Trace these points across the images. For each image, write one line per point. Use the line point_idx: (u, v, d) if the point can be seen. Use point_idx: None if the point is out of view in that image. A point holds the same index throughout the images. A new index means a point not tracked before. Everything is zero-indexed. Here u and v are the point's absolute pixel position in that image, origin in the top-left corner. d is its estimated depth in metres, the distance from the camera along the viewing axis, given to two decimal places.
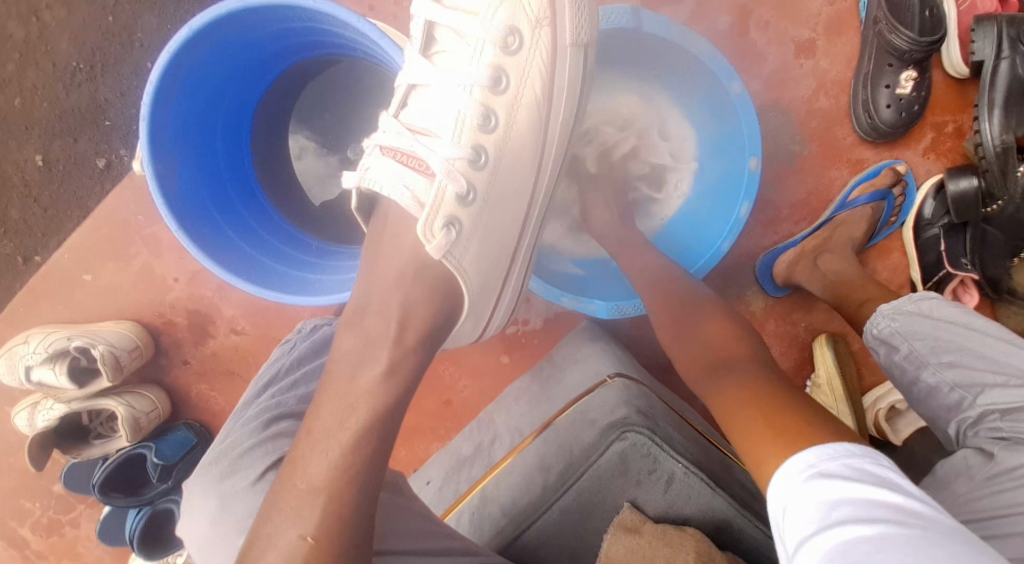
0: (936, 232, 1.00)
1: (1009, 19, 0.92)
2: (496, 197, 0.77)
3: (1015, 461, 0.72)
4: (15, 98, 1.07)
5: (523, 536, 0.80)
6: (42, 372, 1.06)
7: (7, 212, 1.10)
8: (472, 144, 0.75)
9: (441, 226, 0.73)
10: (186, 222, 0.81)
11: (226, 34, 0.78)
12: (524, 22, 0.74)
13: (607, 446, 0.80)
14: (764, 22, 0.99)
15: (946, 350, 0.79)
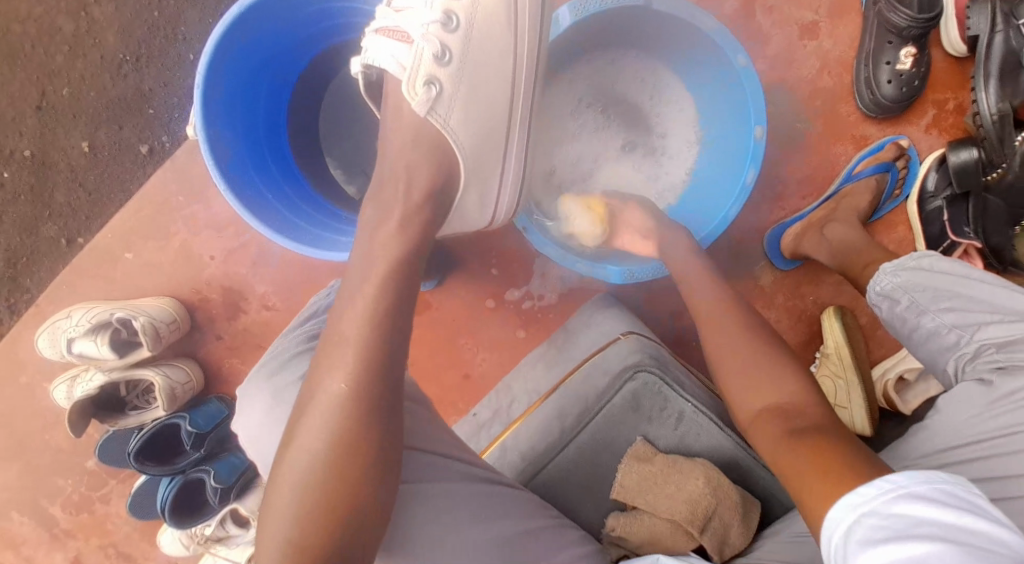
0: (938, 204, 1.04)
1: None
2: (476, 58, 0.79)
3: (1014, 384, 0.76)
4: (63, 88, 1.12)
5: (544, 471, 0.87)
6: (84, 344, 1.11)
7: (54, 196, 1.16)
8: (445, 11, 0.78)
9: (423, 84, 0.77)
10: (234, 187, 0.86)
11: (267, 10, 0.84)
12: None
13: (621, 386, 0.87)
14: (769, 5, 1.05)
15: (940, 297, 0.84)
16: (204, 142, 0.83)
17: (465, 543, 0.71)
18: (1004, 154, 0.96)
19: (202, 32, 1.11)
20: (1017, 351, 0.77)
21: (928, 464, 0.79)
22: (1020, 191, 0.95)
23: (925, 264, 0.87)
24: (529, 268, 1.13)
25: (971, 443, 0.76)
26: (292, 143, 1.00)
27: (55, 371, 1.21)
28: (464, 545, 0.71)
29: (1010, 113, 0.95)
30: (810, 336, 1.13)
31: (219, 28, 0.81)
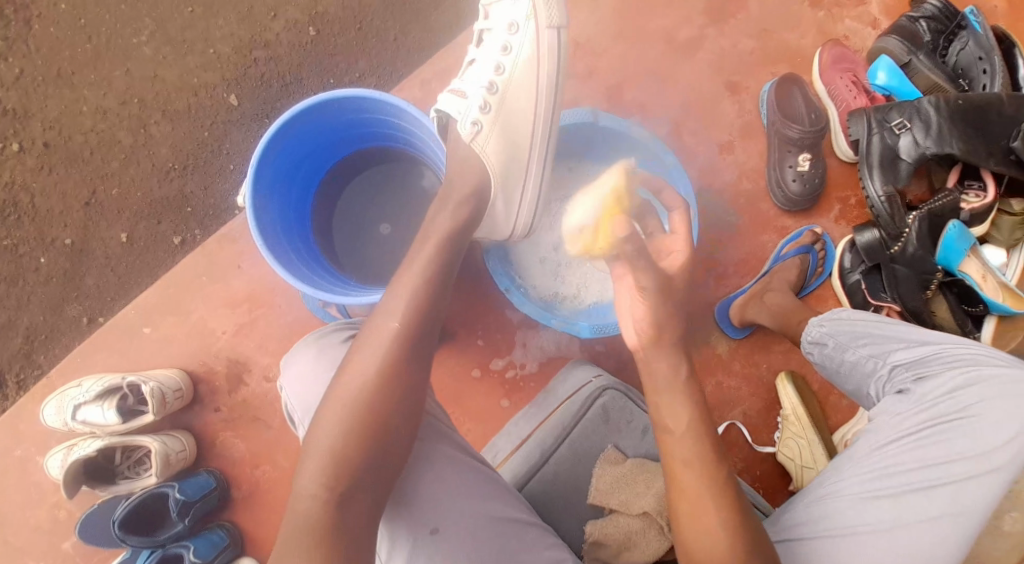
0: (856, 278, 1.28)
1: (875, 108, 1.21)
2: (512, 113, 1.01)
3: (924, 388, 0.91)
4: (113, 188, 1.34)
5: (530, 484, 0.97)
6: (89, 410, 1.19)
7: (84, 279, 1.32)
8: (497, 75, 1.01)
9: (470, 125, 1.00)
10: (271, 244, 1.03)
11: (316, 117, 1.07)
12: (520, 15, 1.01)
13: (592, 402, 1.00)
14: (694, 129, 1.33)
15: (859, 336, 1.00)
16: (250, 211, 1.01)
17: (455, 508, 0.85)
18: (900, 231, 1.19)
19: (242, 147, 1.35)
20: (923, 368, 0.93)
21: (867, 457, 0.89)
22: (919, 260, 1.18)
23: (843, 315, 1.04)
24: (512, 339, 1.28)
25: (901, 437, 0.89)
26: (314, 222, 1.21)
27: (51, 442, 1.26)
28: (465, 512, 0.86)
29: (895, 195, 1.19)
30: (759, 400, 1.28)
31: (277, 121, 1.02)
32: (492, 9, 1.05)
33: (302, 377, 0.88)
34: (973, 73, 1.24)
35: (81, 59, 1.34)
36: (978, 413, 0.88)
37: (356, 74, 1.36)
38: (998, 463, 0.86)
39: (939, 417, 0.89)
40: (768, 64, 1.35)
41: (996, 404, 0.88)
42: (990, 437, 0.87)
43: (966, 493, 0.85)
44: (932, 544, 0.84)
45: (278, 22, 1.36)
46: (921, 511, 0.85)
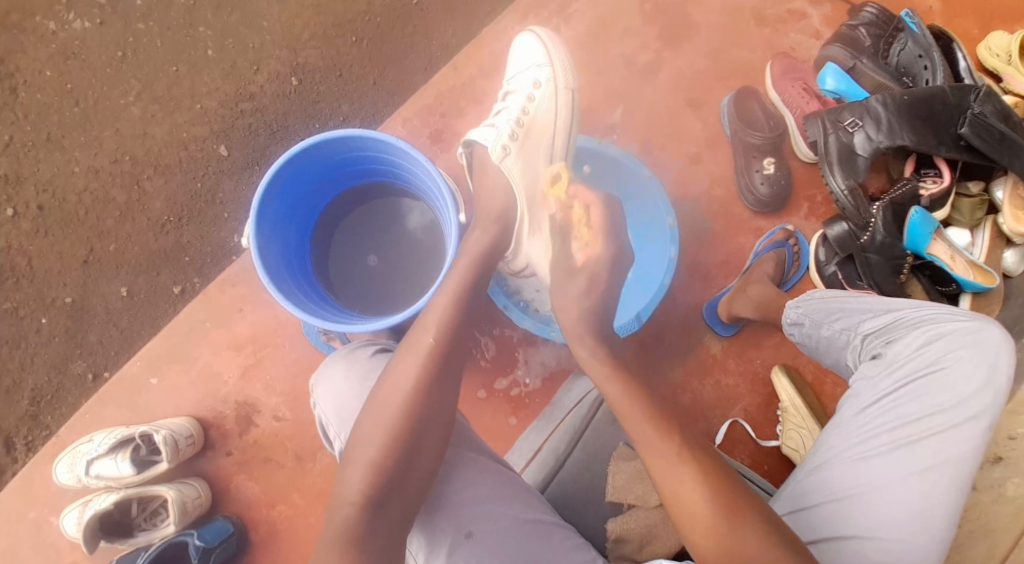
0: (833, 269, 1.34)
1: (827, 110, 1.27)
2: (528, 147, 1.16)
3: (896, 351, 0.95)
4: (110, 245, 1.38)
5: (548, 489, 1.02)
6: (103, 464, 1.20)
7: (88, 336, 1.35)
8: (520, 116, 1.16)
9: (500, 150, 1.13)
10: (276, 283, 1.06)
11: (314, 156, 1.12)
12: (543, 75, 1.18)
13: (598, 404, 1.05)
14: (665, 144, 1.40)
15: (832, 313, 1.04)
16: (255, 251, 1.04)
17: (485, 514, 0.90)
18: (867, 221, 1.25)
19: (235, 196, 1.39)
20: (892, 332, 0.97)
21: (852, 425, 0.93)
22: (888, 246, 1.25)
23: (814, 297, 1.09)
24: (514, 357, 1.32)
25: (881, 400, 0.93)
26: (312, 263, 1.25)
27: (64, 501, 1.26)
28: (489, 517, 0.90)
29: (858, 188, 1.25)
30: (755, 394, 1.34)
31: (275, 165, 1.07)
32: (515, 75, 1.22)
33: (350, 390, 0.98)
34: (916, 70, 1.33)
35: (70, 122, 1.40)
36: (948, 365, 0.91)
37: (340, 117, 1.41)
38: (975, 411, 0.89)
39: (914, 375, 0.92)
40: (729, 78, 1.43)
41: (962, 356, 0.91)
42: (963, 387, 0.90)
43: (950, 443, 0.88)
44: (927, 495, 0.87)
45: (261, 75, 1.41)
46: (911, 465, 0.88)
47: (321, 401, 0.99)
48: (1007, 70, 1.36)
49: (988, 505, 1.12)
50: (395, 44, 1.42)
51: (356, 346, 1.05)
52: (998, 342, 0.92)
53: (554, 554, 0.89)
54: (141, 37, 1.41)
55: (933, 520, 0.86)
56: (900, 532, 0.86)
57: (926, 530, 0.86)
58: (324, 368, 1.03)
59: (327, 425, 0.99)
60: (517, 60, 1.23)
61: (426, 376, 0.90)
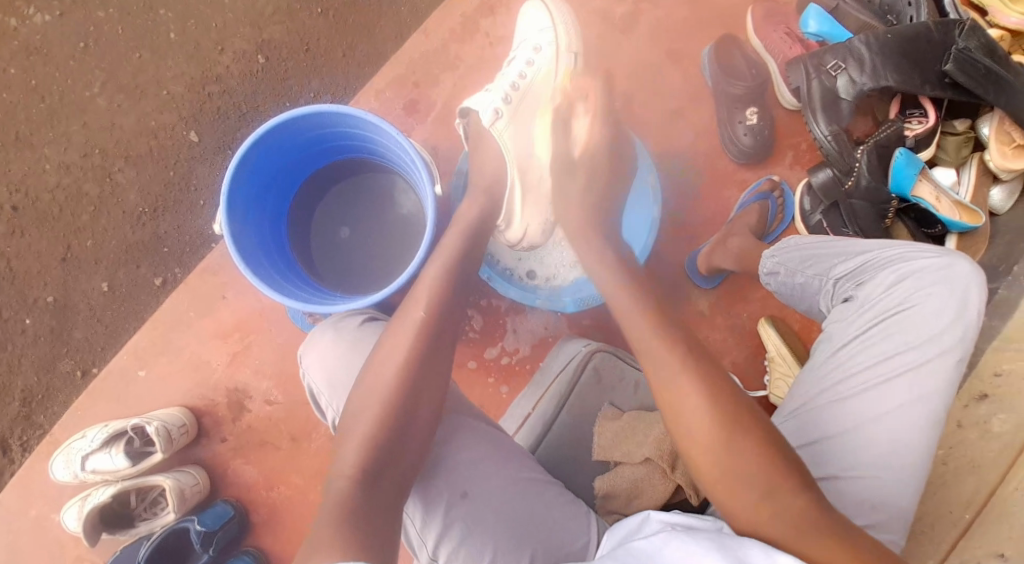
0: (818, 218, 1.32)
1: (810, 55, 1.25)
2: (521, 117, 1.13)
3: (867, 292, 0.95)
4: (88, 240, 1.37)
5: (537, 453, 1.04)
6: (99, 457, 1.21)
7: (73, 333, 1.35)
8: (517, 86, 1.12)
9: (493, 114, 1.11)
10: (252, 268, 1.05)
11: (278, 135, 1.09)
12: (545, 38, 1.13)
13: (585, 366, 1.08)
14: (641, 100, 1.38)
15: (806, 258, 1.03)
16: (228, 237, 1.02)
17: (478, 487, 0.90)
18: (852, 165, 1.23)
19: (210, 182, 1.38)
20: (863, 273, 0.97)
21: (827, 368, 0.93)
22: (873, 190, 1.23)
23: (788, 244, 1.08)
24: (502, 326, 1.31)
25: (854, 341, 0.92)
26: (291, 246, 1.24)
27: (63, 496, 1.27)
28: (487, 487, 0.90)
29: (841, 133, 1.23)
30: (745, 347, 1.33)
31: (242, 150, 1.05)
32: (519, 36, 1.17)
33: (341, 363, 0.98)
34: (899, 9, 1.29)
35: (37, 119, 1.39)
36: (918, 303, 0.91)
37: (311, 94, 1.39)
38: (947, 345, 0.89)
39: (885, 314, 0.92)
40: (705, 28, 1.39)
41: (933, 292, 0.91)
42: (935, 322, 0.90)
43: (925, 378, 0.88)
44: (904, 432, 0.87)
45: (226, 56, 1.39)
46: (885, 404, 0.88)
47: (309, 370, 1.00)
48: (992, 4, 1.32)
49: (976, 441, 1.13)
50: (360, 17, 1.40)
51: (344, 315, 1.06)
52: (968, 276, 0.91)
53: (554, 518, 0.91)
54: (102, 25, 1.39)
55: (910, 456, 0.86)
56: (877, 471, 0.86)
57: (902, 467, 0.86)
58: (312, 337, 1.03)
59: (316, 391, 1.00)
60: (525, 20, 1.16)
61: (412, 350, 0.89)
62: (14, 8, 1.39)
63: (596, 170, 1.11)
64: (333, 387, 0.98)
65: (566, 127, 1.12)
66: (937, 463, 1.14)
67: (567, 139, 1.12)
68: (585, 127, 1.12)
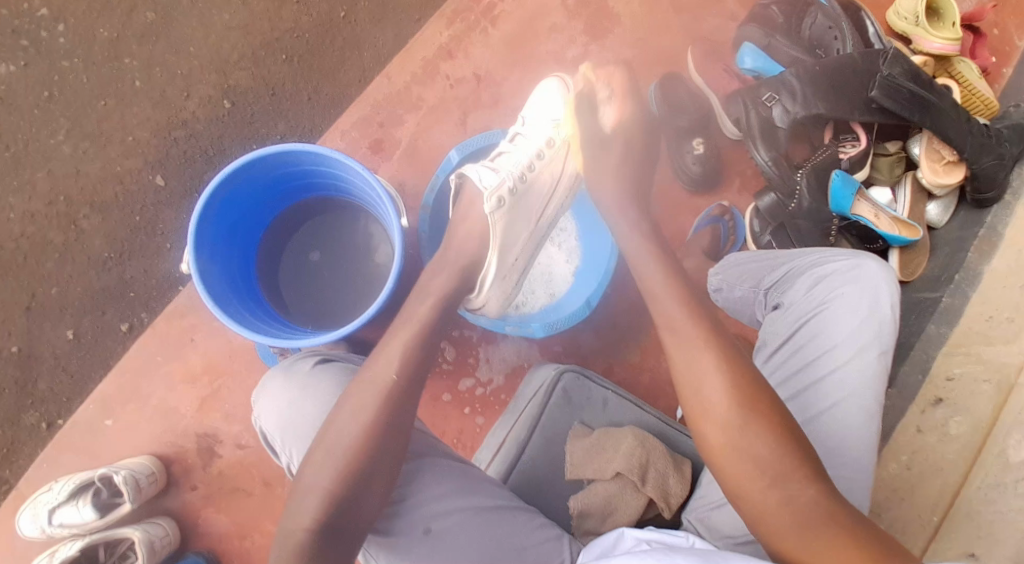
0: (767, 238, 1.38)
1: (747, 89, 1.32)
2: (515, 210, 1.11)
3: (790, 299, 1.00)
4: (52, 289, 1.36)
5: (511, 479, 1.04)
6: (65, 512, 1.18)
7: (38, 384, 1.34)
8: (520, 173, 1.12)
9: (495, 198, 1.08)
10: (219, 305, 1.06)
11: (246, 174, 1.11)
12: (556, 133, 1.15)
13: (554, 388, 1.10)
14: None
15: (740, 273, 1.10)
16: (196, 278, 1.03)
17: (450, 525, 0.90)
18: (793, 188, 1.29)
19: (177, 226, 1.39)
20: (786, 282, 1.02)
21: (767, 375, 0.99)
22: (816, 211, 1.29)
23: (726, 262, 1.14)
24: (473, 357, 1.33)
25: (784, 347, 0.98)
26: (258, 285, 1.25)
27: (29, 554, 1.24)
28: (446, 510, 0.91)
29: (780, 159, 1.28)
30: None
31: (208, 191, 1.07)
32: (528, 121, 1.18)
33: (292, 409, 0.97)
34: (827, 41, 1.38)
35: (1, 169, 1.39)
36: (833, 303, 0.95)
37: (278, 136, 1.42)
38: (865, 341, 0.93)
39: (807, 317, 0.96)
40: (654, 63, 1.47)
41: (846, 292, 0.95)
42: (851, 321, 0.94)
43: (846, 377, 0.92)
44: (836, 430, 0.91)
45: (192, 102, 1.42)
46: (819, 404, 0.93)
47: (262, 416, 0.99)
48: (916, 31, 1.42)
49: (934, 445, 1.18)
50: (326, 60, 1.44)
51: (298, 357, 1.04)
52: (877, 273, 0.96)
53: (522, 534, 0.92)
54: (67, 75, 1.41)
55: (842, 453, 0.91)
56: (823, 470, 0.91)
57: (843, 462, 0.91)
58: (266, 382, 1.01)
59: (272, 440, 0.99)
60: (535, 105, 1.20)
61: (379, 393, 0.90)
62: None
63: (631, 143, 1.10)
64: (285, 436, 0.97)
65: (591, 109, 1.10)
66: (901, 470, 1.18)
67: (596, 119, 1.10)
68: (611, 111, 1.10)
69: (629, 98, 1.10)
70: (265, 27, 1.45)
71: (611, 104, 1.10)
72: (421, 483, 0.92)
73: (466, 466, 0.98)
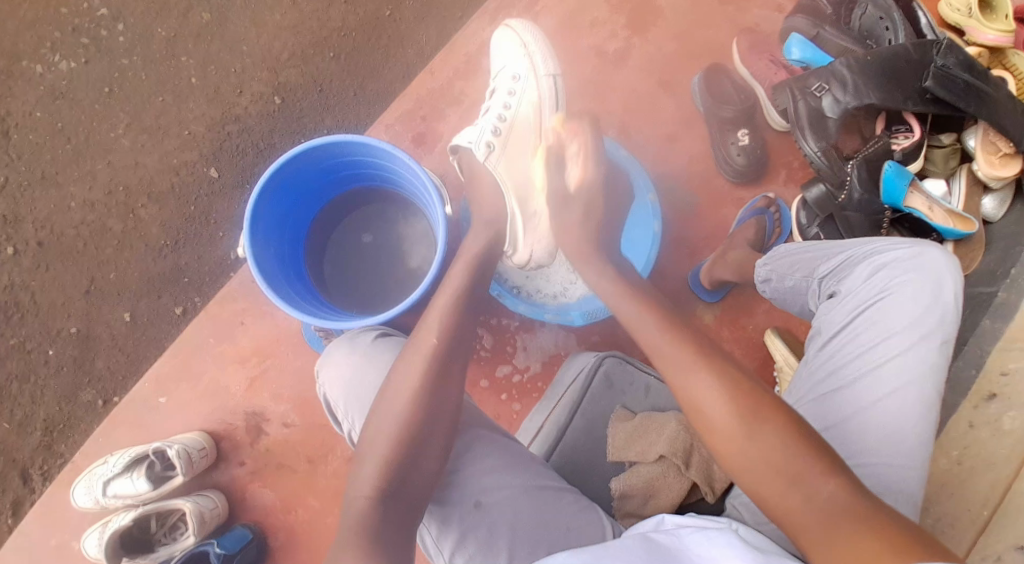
0: (815, 231, 1.36)
1: (794, 79, 1.30)
2: (511, 147, 1.18)
3: (849, 286, 1.00)
4: (111, 272, 1.42)
5: (553, 458, 1.05)
6: (120, 483, 1.22)
7: (97, 363, 1.39)
8: (501, 118, 1.19)
9: (485, 147, 1.17)
10: (272, 287, 1.09)
11: (299, 164, 1.15)
12: (520, 69, 1.21)
13: (596, 371, 1.12)
14: (639, 127, 1.44)
15: (792, 263, 1.09)
16: (250, 259, 1.06)
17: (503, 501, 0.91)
18: (842, 180, 1.28)
19: (228, 214, 1.43)
20: (843, 270, 1.02)
21: (825, 360, 0.98)
22: (867, 202, 1.27)
23: (774, 252, 1.13)
24: (513, 344, 1.34)
25: (843, 333, 0.97)
26: (308, 269, 1.29)
27: (84, 524, 1.28)
28: (497, 485, 0.92)
29: (829, 149, 1.27)
30: (752, 360, 1.37)
31: (263, 179, 1.10)
32: (497, 75, 1.25)
33: (357, 377, 0.99)
34: (878, 32, 1.35)
35: (63, 159, 1.45)
36: (895, 290, 0.97)
37: (325, 130, 1.46)
38: (928, 329, 0.94)
39: (868, 304, 0.97)
40: (697, 56, 1.47)
41: (909, 280, 0.97)
42: (914, 309, 0.95)
43: (909, 363, 0.93)
44: (898, 415, 0.92)
45: (243, 96, 1.46)
46: (883, 389, 0.93)
47: (326, 385, 1.02)
48: (970, 23, 1.38)
49: (987, 441, 1.14)
50: (370, 56, 1.47)
51: (356, 333, 1.08)
52: (939, 261, 0.98)
53: (566, 516, 0.92)
54: (126, 71, 1.47)
55: (906, 439, 0.91)
56: (883, 455, 0.91)
57: (905, 448, 0.91)
58: (327, 353, 1.04)
59: (336, 408, 1.01)
60: (500, 57, 1.26)
61: (425, 374, 0.92)
62: (40, 56, 1.47)
63: (592, 206, 1.07)
64: (350, 403, 0.99)
65: (561, 164, 1.11)
66: (952, 465, 1.15)
67: (561, 177, 1.10)
68: (578, 168, 1.09)
69: (592, 157, 1.08)
70: (313, 24, 1.48)
71: (579, 160, 1.09)
72: (472, 457, 0.94)
73: (516, 444, 1.00)
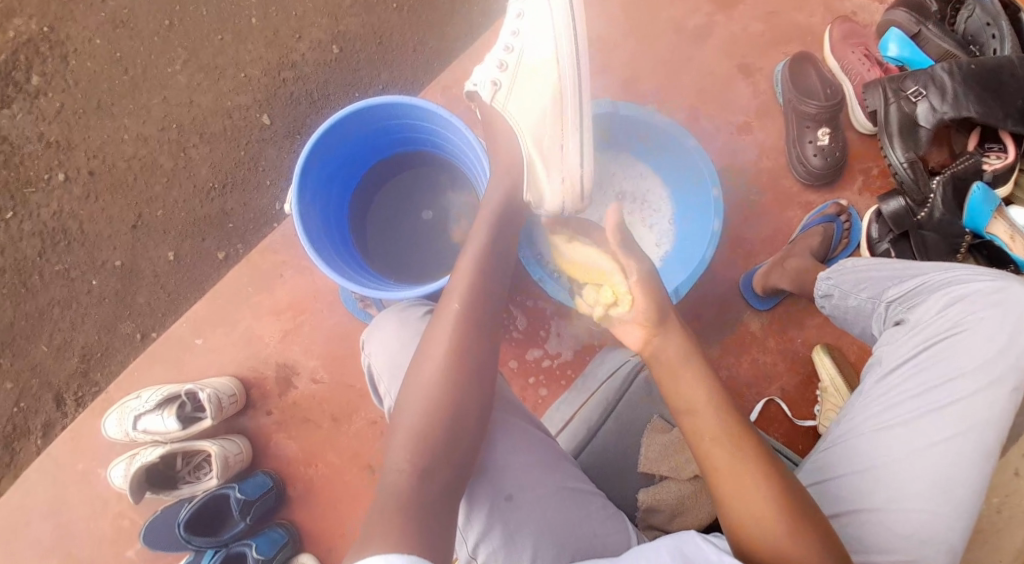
0: (885, 247, 1.27)
1: (889, 78, 1.22)
2: (522, 82, 1.09)
3: (920, 315, 0.96)
4: (159, 210, 1.43)
5: (581, 457, 1.05)
6: (150, 419, 1.25)
7: (137, 298, 1.42)
8: (511, 51, 1.10)
9: (491, 86, 1.11)
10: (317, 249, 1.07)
11: (344, 131, 1.13)
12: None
13: (634, 376, 1.09)
14: (709, 114, 1.36)
15: (860, 282, 1.05)
16: (296, 217, 1.05)
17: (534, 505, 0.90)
18: (926, 196, 1.20)
19: (277, 163, 1.42)
20: (915, 297, 0.98)
21: (883, 391, 0.94)
22: (947, 224, 1.18)
23: (840, 266, 1.09)
24: (547, 329, 1.32)
25: (907, 366, 0.94)
26: (351, 233, 1.27)
27: (113, 454, 1.32)
28: (533, 483, 0.92)
29: (916, 161, 1.20)
30: (795, 374, 1.32)
31: (314, 138, 1.08)
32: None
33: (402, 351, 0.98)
34: (983, 39, 1.24)
35: (120, 90, 1.45)
36: (970, 327, 0.92)
37: (380, 86, 1.42)
38: (998, 374, 0.90)
39: (938, 338, 0.93)
40: (779, 44, 1.38)
41: (985, 318, 0.92)
42: (986, 351, 0.91)
43: (974, 407, 0.89)
44: (951, 463, 0.88)
45: (302, 43, 1.43)
46: (942, 431, 0.89)
47: (372, 355, 1.01)
48: None
49: None
50: (432, 12, 1.42)
51: (407, 305, 1.06)
52: (1022, 300, 0.92)
53: (593, 525, 0.90)
54: (188, 6, 1.45)
55: (959, 486, 0.87)
56: (934, 503, 0.87)
57: (956, 498, 0.87)
58: (375, 325, 1.04)
59: (381, 379, 1.00)
60: None
61: (445, 358, 0.89)
62: None
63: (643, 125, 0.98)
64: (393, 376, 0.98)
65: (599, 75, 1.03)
66: (993, 513, 1.15)
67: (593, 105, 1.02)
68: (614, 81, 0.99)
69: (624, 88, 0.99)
70: None
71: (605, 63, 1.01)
72: (505, 452, 0.93)
73: (547, 439, 0.98)
